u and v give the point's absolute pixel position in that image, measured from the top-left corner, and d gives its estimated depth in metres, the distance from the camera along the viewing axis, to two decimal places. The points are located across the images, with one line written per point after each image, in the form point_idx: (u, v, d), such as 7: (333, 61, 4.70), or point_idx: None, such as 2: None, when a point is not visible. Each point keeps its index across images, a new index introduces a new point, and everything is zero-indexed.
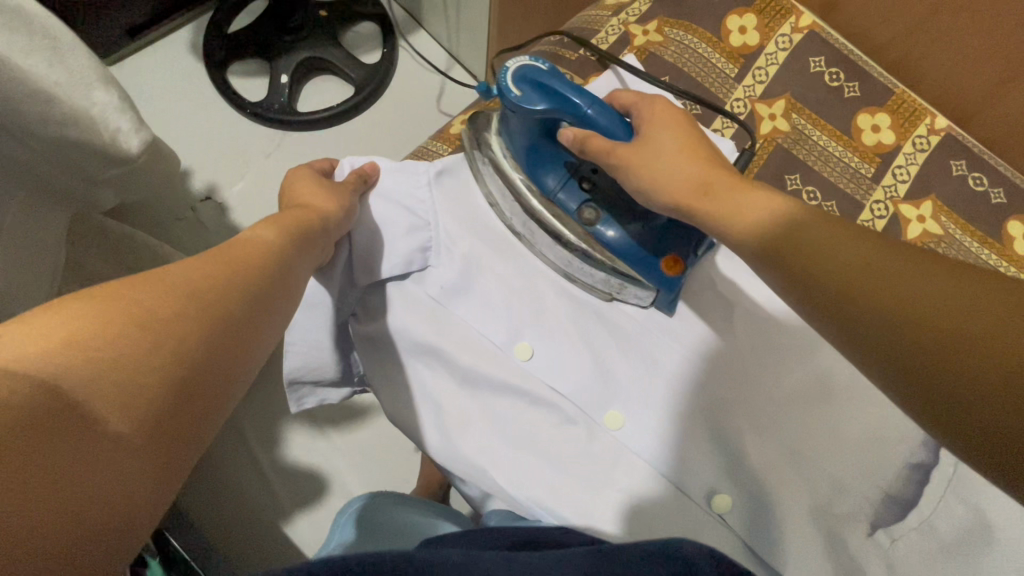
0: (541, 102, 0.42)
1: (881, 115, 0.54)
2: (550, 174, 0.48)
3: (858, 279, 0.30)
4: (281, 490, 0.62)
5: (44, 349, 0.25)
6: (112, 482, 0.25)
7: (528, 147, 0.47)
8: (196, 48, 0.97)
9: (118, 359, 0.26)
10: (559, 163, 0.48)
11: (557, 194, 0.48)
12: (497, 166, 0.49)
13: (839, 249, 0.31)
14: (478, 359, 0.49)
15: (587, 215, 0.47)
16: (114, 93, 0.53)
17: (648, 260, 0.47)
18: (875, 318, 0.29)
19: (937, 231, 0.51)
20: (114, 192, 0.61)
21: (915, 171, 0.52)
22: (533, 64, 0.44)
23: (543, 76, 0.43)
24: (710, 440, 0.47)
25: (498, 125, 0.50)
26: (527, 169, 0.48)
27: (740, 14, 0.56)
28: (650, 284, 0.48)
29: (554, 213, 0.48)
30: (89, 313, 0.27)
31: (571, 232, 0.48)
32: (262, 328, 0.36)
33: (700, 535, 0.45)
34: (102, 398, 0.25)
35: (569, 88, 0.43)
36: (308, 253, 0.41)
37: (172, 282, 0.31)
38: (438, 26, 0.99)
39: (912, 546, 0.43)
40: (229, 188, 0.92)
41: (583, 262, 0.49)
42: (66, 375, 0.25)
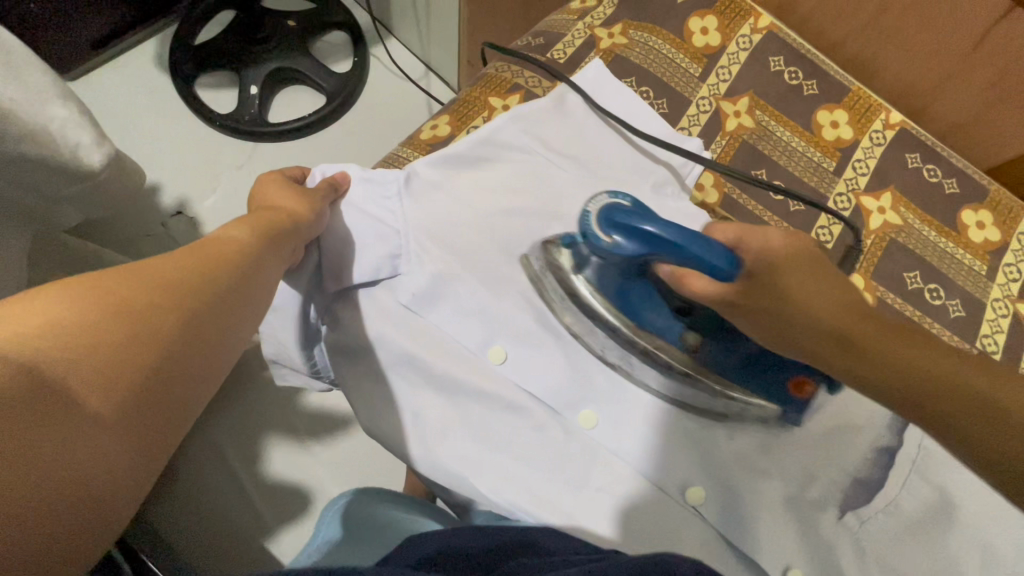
0: (630, 245, 0.40)
1: (839, 111, 0.55)
2: (652, 311, 0.47)
3: (894, 361, 0.37)
4: (263, 508, 0.60)
5: (23, 331, 0.26)
6: (83, 455, 0.26)
7: (617, 282, 0.46)
8: (161, 59, 0.96)
9: (93, 339, 0.27)
10: (652, 297, 0.47)
11: (656, 326, 0.47)
12: (583, 304, 0.49)
13: (826, 307, 0.40)
14: (453, 366, 0.49)
15: (690, 341, 0.47)
16: (74, 107, 0.52)
17: (771, 384, 0.46)
18: (925, 397, 0.36)
19: (896, 221, 0.53)
20: (76, 208, 0.60)
21: (874, 164, 0.54)
22: (615, 202, 0.42)
23: (628, 215, 0.40)
24: (683, 436, 0.47)
25: (573, 260, 0.48)
26: (619, 307, 0.47)
27: (701, 16, 0.57)
28: (772, 403, 0.46)
29: (653, 343, 0.47)
30: (70, 294, 0.28)
31: (672, 361, 0.47)
32: (243, 318, 0.36)
33: (681, 538, 0.45)
34: (75, 377, 0.26)
35: (659, 228, 0.39)
36: (280, 253, 0.41)
37: (152, 270, 0.32)
38: (408, 34, 0.99)
39: (879, 526, 0.45)
40: (200, 202, 0.90)
41: (687, 387, 0.47)
42: (40, 357, 0.25)
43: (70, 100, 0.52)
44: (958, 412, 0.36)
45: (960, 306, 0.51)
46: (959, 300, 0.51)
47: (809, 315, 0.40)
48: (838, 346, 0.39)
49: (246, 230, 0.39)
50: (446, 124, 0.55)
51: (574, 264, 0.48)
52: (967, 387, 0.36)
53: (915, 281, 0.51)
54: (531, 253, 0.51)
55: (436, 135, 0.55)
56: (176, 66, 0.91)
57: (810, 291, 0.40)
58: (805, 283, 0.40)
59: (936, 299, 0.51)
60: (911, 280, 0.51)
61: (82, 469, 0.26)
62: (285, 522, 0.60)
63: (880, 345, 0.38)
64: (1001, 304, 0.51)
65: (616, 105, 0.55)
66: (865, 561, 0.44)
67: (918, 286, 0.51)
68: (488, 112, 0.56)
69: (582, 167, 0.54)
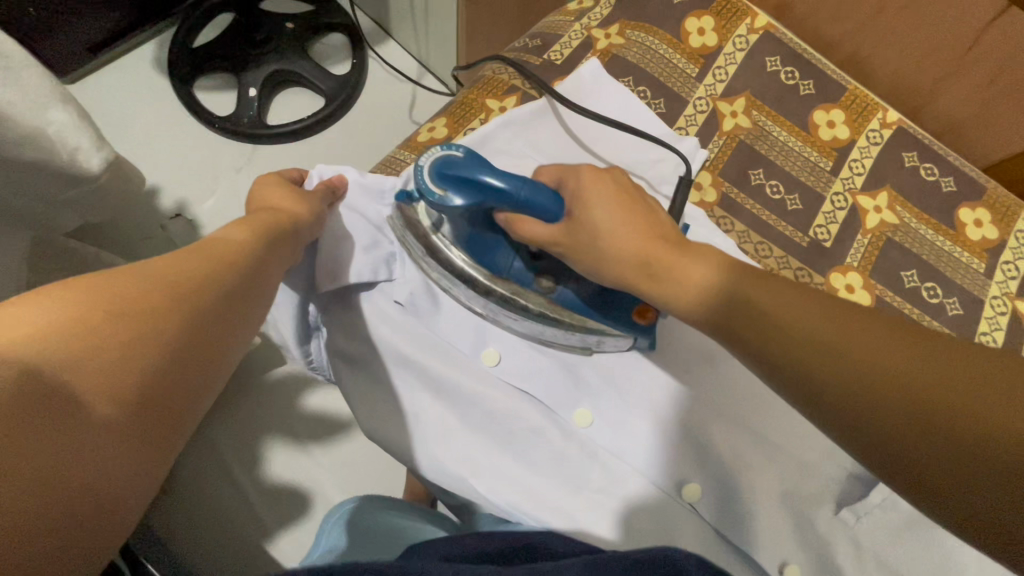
0: (458, 197, 0.40)
1: (836, 111, 0.55)
2: (503, 257, 0.46)
3: (848, 356, 0.31)
4: (263, 511, 0.60)
5: (28, 333, 0.26)
6: (92, 458, 0.26)
7: (467, 232, 0.45)
8: (159, 62, 0.96)
9: (98, 344, 0.27)
10: (502, 245, 0.46)
11: (511, 274, 0.47)
12: (444, 262, 0.48)
13: (792, 305, 0.34)
14: (451, 369, 0.49)
15: (544, 283, 0.47)
16: (74, 112, 0.52)
17: (611, 314, 0.46)
18: (885, 407, 0.30)
19: (893, 220, 0.53)
20: (74, 211, 0.60)
21: (870, 163, 0.54)
22: (445, 154, 0.41)
23: (459, 168, 0.40)
24: (682, 435, 0.47)
25: (430, 218, 0.47)
26: (473, 259, 0.47)
27: (698, 16, 0.57)
28: (621, 330, 0.47)
29: (510, 288, 0.47)
30: (72, 298, 0.28)
31: (528, 303, 0.47)
32: (242, 321, 0.36)
33: (678, 537, 0.45)
34: (83, 381, 0.26)
35: (498, 179, 0.39)
36: (279, 254, 0.41)
37: (152, 272, 0.32)
38: (406, 35, 0.99)
39: (876, 523, 0.45)
40: (198, 205, 0.90)
41: (553, 329, 0.48)
42: (44, 360, 0.25)
43: (68, 103, 0.52)
44: (906, 444, 0.30)
45: (957, 304, 0.51)
46: (956, 298, 0.51)
47: (761, 313, 0.34)
48: (824, 395, 0.32)
49: (245, 232, 0.39)
50: (443, 126, 0.55)
51: (430, 222, 0.47)
52: (913, 377, 0.30)
53: (913, 279, 0.51)
54: (392, 213, 0.49)
55: (433, 137, 0.55)
56: (174, 69, 0.91)
57: (773, 295, 0.34)
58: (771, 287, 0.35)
59: (934, 298, 0.51)
60: (908, 278, 0.51)
61: (91, 472, 0.27)
62: (286, 524, 0.61)
63: (856, 377, 0.31)
64: (999, 302, 0.51)
65: (613, 105, 0.55)
66: (863, 558, 0.44)
67: (916, 284, 0.51)
68: (484, 114, 0.56)
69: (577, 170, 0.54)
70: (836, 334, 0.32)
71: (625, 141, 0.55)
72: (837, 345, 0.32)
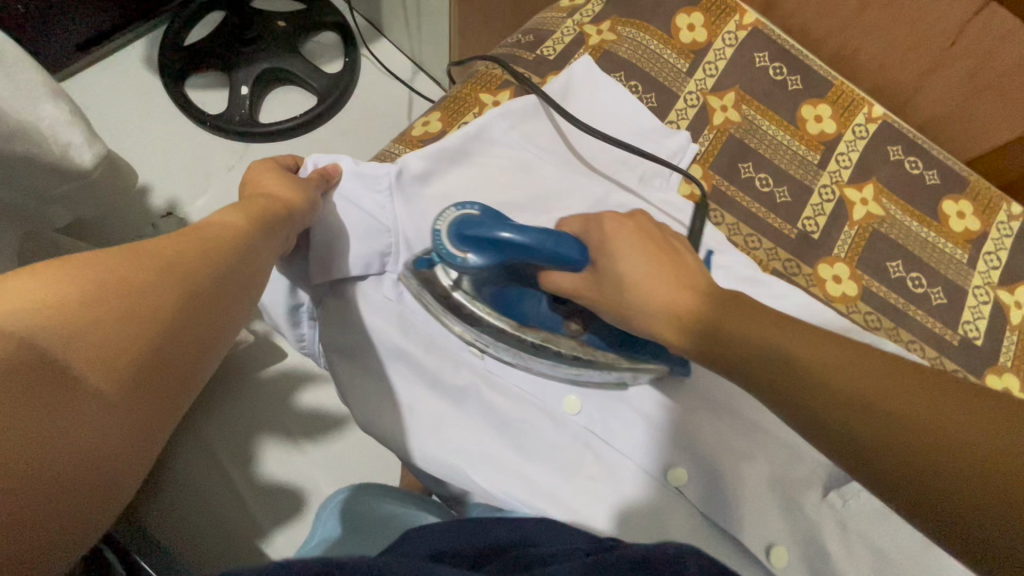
0: (475, 256, 0.40)
1: (823, 106, 0.56)
2: (532, 304, 0.47)
3: (870, 410, 0.30)
4: (255, 506, 0.60)
5: (27, 306, 0.26)
6: (79, 433, 0.27)
7: (492, 289, 0.46)
8: (150, 60, 0.95)
9: (95, 318, 0.28)
10: (525, 292, 0.47)
11: (536, 321, 0.47)
12: (467, 316, 0.47)
13: (792, 345, 0.33)
14: (444, 360, 0.50)
15: (572, 327, 0.47)
16: (65, 106, 0.52)
17: (645, 348, 0.46)
18: (917, 465, 0.29)
19: (879, 212, 0.54)
20: (66, 207, 0.59)
21: (857, 157, 0.55)
22: (465, 215, 0.40)
23: (475, 226, 0.39)
24: (669, 423, 0.48)
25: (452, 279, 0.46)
26: (498, 310, 0.47)
27: (688, 13, 0.58)
28: (657, 365, 0.47)
29: (541, 336, 0.47)
30: (69, 271, 0.28)
31: (561, 348, 0.47)
32: (241, 299, 0.37)
33: (668, 521, 0.46)
34: (79, 355, 0.27)
35: (520, 235, 0.38)
36: (273, 239, 0.41)
37: (153, 250, 0.32)
38: (399, 34, 1.00)
39: (863, 506, 0.46)
40: (190, 204, 0.90)
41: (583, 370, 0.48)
42: (43, 333, 0.26)
43: (60, 99, 0.52)
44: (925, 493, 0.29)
45: (941, 294, 0.52)
46: (941, 288, 0.52)
47: (764, 350, 0.34)
48: (793, 404, 0.33)
49: (241, 217, 0.39)
50: (437, 120, 0.56)
51: (450, 280, 0.46)
52: (922, 424, 0.29)
53: (899, 270, 0.52)
54: (406, 273, 0.49)
55: (427, 131, 0.55)
56: (165, 66, 0.91)
57: (761, 331, 0.34)
58: (754, 321, 0.35)
59: (919, 288, 0.52)
60: (894, 269, 0.52)
61: (78, 448, 0.27)
62: (281, 522, 0.61)
63: (810, 385, 0.32)
64: (982, 291, 0.52)
65: (604, 107, 0.56)
66: (849, 541, 0.45)
67: (902, 274, 0.52)
68: (478, 108, 0.56)
69: (568, 165, 0.55)
70: (852, 379, 0.31)
71: (598, 153, 0.56)
72: (858, 395, 0.30)
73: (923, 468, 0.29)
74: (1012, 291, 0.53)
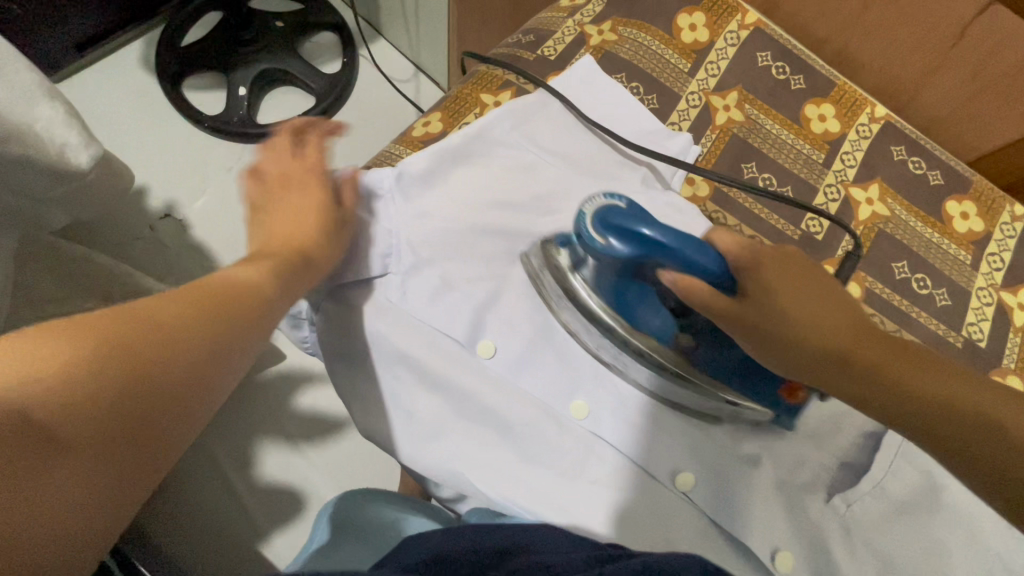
0: (623, 249, 0.39)
1: (826, 105, 0.56)
2: (640, 309, 0.45)
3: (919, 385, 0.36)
4: (256, 511, 0.62)
5: (20, 374, 0.25)
6: (42, 504, 0.25)
7: (611, 287, 0.45)
8: (147, 60, 0.95)
9: (90, 388, 0.27)
10: (648, 297, 0.45)
11: (648, 327, 0.45)
12: (577, 299, 0.47)
13: (836, 319, 0.38)
14: (446, 362, 0.49)
15: (683, 342, 0.45)
16: (61, 108, 0.52)
17: (762, 387, 0.44)
18: (946, 424, 0.36)
19: (884, 213, 0.53)
20: (62, 209, 0.59)
21: (861, 156, 0.55)
22: (612, 203, 0.40)
23: (624, 217, 0.39)
24: (671, 426, 0.48)
25: (570, 258, 0.46)
26: (613, 305, 0.46)
27: (689, 12, 0.58)
28: (767, 406, 0.45)
29: (647, 343, 0.46)
30: (71, 336, 0.27)
31: (665, 361, 0.46)
32: (242, 358, 0.36)
33: (673, 524, 0.45)
34: (65, 429, 0.26)
35: (653, 230, 0.38)
36: (292, 291, 0.41)
37: (165, 310, 0.32)
38: (398, 34, 0.99)
39: (866, 508, 0.45)
40: (189, 205, 0.89)
41: (655, 374, 0.47)
42: (31, 403, 0.25)
43: (57, 100, 0.51)
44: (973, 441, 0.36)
45: (946, 295, 0.52)
46: (945, 289, 0.52)
47: (821, 327, 0.38)
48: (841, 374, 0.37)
49: (258, 271, 0.39)
50: (438, 120, 0.56)
51: (570, 261, 0.46)
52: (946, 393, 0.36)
53: (903, 270, 0.52)
54: (530, 252, 0.50)
55: (428, 132, 0.55)
56: (163, 68, 0.90)
57: (819, 310, 0.38)
58: (808, 294, 0.38)
59: (924, 289, 0.52)
60: (899, 270, 0.52)
61: (41, 519, 0.25)
62: (281, 525, 0.62)
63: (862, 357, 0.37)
64: (985, 292, 0.52)
65: (604, 102, 0.55)
66: (853, 544, 0.45)
67: (906, 276, 0.52)
68: (479, 108, 0.56)
69: (570, 163, 0.55)
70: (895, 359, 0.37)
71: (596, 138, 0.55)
72: (900, 372, 0.37)
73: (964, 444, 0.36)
74: (1017, 292, 0.52)
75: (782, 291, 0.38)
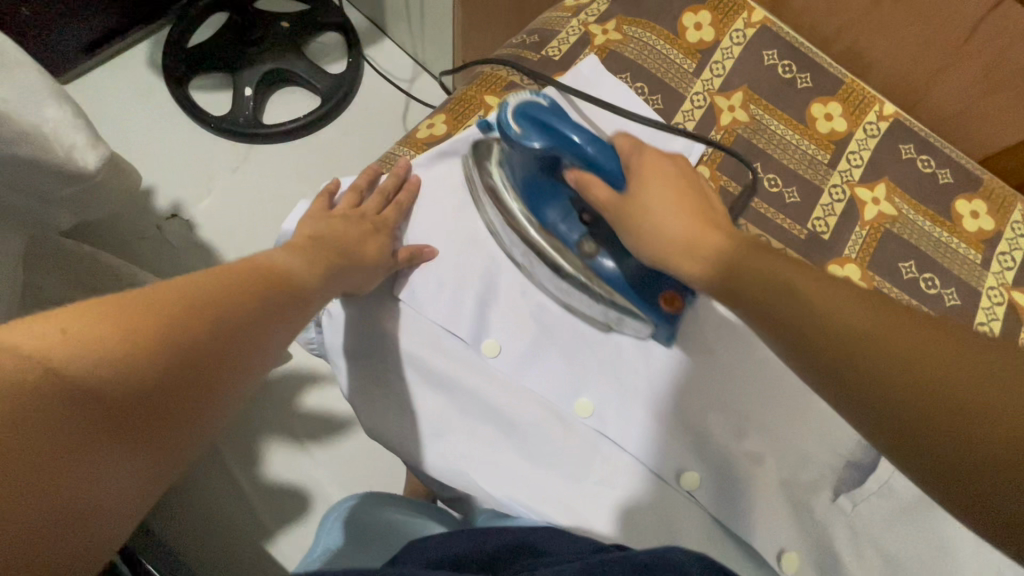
0: (538, 140, 0.41)
1: (833, 104, 0.56)
2: (549, 207, 0.48)
3: (850, 362, 0.30)
4: (263, 507, 0.63)
5: (65, 338, 0.24)
6: (96, 486, 0.25)
7: (527, 179, 0.47)
8: (154, 61, 0.95)
9: (131, 353, 0.25)
10: (559, 193, 0.48)
11: (557, 226, 0.48)
12: (496, 198, 0.49)
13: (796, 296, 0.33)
14: (450, 362, 0.49)
15: (586, 248, 0.48)
16: (69, 110, 0.52)
17: (646, 299, 0.47)
18: (919, 415, 0.28)
19: (891, 212, 0.53)
20: (69, 211, 0.59)
21: (868, 156, 0.54)
22: (533, 99, 0.43)
23: (545, 116, 0.42)
24: (677, 425, 0.47)
25: (498, 156, 0.49)
26: (527, 201, 0.48)
27: (694, 11, 0.58)
28: (649, 319, 0.48)
29: (552, 243, 0.48)
30: (119, 305, 0.26)
31: (566, 262, 0.48)
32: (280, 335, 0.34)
33: (678, 525, 0.45)
34: (105, 393, 0.24)
35: (563, 128, 0.41)
36: (332, 281, 0.40)
37: (206, 282, 0.31)
38: (403, 34, 0.99)
39: (873, 510, 0.45)
40: (195, 205, 0.90)
41: (560, 280, 0.49)
42: (71, 363, 0.24)
43: (64, 102, 0.52)
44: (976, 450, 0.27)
45: (955, 295, 0.51)
46: (954, 289, 0.51)
47: (773, 300, 0.33)
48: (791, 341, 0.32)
49: (306, 263, 0.39)
50: (442, 123, 0.55)
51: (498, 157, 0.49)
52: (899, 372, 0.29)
53: (911, 270, 0.52)
54: (469, 157, 0.52)
55: (432, 134, 0.55)
56: (169, 70, 0.91)
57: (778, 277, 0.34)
58: (769, 260, 0.35)
59: (932, 289, 0.51)
60: (906, 270, 0.52)
61: (94, 498, 0.25)
62: (286, 522, 0.63)
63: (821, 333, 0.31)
64: (995, 292, 0.52)
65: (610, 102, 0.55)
66: (860, 546, 0.44)
67: (914, 275, 0.51)
68: (483, 110, 0.56)
69: None
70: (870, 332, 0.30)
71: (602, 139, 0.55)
72: (857, 348, 0.30)
73: (900, 399, 0.28)
74: None
75: (742, 262, 0.36)
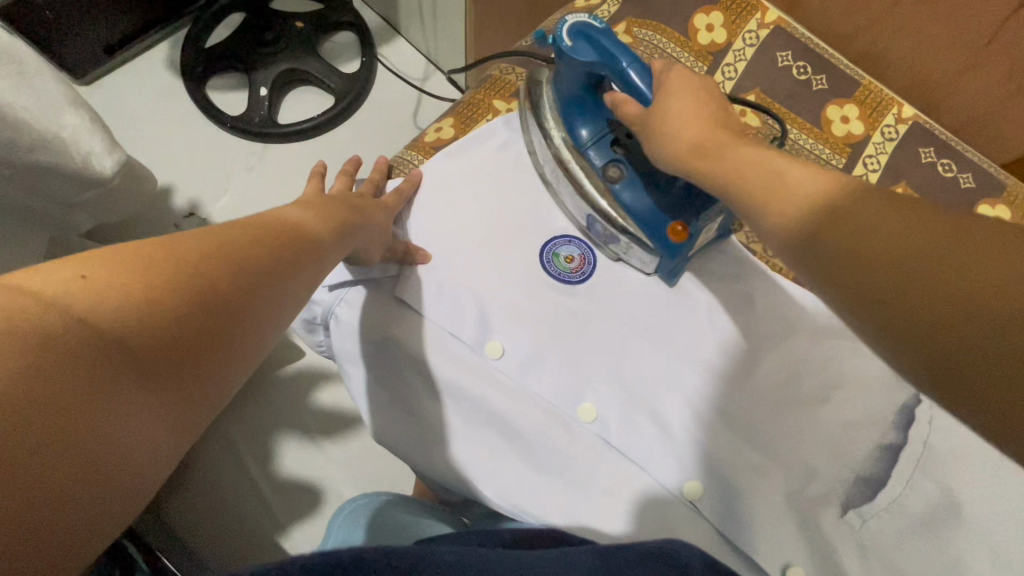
0: (585, 53, 0.42)
1: (850, 106, 0.54)
2: (585, 125, 0.47)
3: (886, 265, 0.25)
4: (275, 503, 0.64)
5: (87, 283, 0.23)
6: (122, 434, 0.23)
7: (571, 96, 0.46)
8: (171, 62, 0.97)
9: (155, 301, 0.24)
10: (600, 116, 0.47)
11: (586, 146, 0.47)
12: (535, 107, 0.49)
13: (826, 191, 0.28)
14: (458, 368, 0.49)
15: (610, 172, 0.46)
16: (86, 115, 0.53)
17: (659, 225, 0.45)
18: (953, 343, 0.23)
19: None
20: (88, 215, 0.61)
21: (884, 161, 0.53)
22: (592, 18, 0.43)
23: (596, 29, 0.42)
24: (683, 436, 0.47)
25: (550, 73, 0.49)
26: (564, 116, 0.47)
27: (707, 11, 0.56)
28: (655, 248, 0.46)
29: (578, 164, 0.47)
30: (139, 252, 0.25)
31: (589, 185, 0.47)
32: (298, 287, 0.33)
33: (680, 535, 0.45)
34: (132, 338, 0.23)
35: (612, 43, 0.41)
36: (342, 242, 0.39)
37: (222, 233, 0.29)
38: (415, 33, 0.99)
39: (883, 524, 0.44)
40: (212, 204, 0.91)
41: (581, 202, 0.49)
42: (93, 309, 0.23)
43: (81, 107, 0.53)
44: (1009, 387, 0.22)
45: None
46: None
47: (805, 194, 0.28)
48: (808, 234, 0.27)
49: (316, 219, 0.38)
50: (450, 127, 0.55)
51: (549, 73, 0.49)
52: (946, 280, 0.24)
53: None
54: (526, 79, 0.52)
55: (439, 138, 0.55)
56: (186, 71, 0.92)
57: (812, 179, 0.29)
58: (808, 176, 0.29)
59: None
60: None
61: (122, 445, 0.23)
62: (297, 517, 0.64)
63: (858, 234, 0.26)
64: None
65: None
66: (869, 562, 0.43)
67: None
68: (492, 115, 0.56)
69: None
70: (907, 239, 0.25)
71: None
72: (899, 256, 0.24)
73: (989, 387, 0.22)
74: None
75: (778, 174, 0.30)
